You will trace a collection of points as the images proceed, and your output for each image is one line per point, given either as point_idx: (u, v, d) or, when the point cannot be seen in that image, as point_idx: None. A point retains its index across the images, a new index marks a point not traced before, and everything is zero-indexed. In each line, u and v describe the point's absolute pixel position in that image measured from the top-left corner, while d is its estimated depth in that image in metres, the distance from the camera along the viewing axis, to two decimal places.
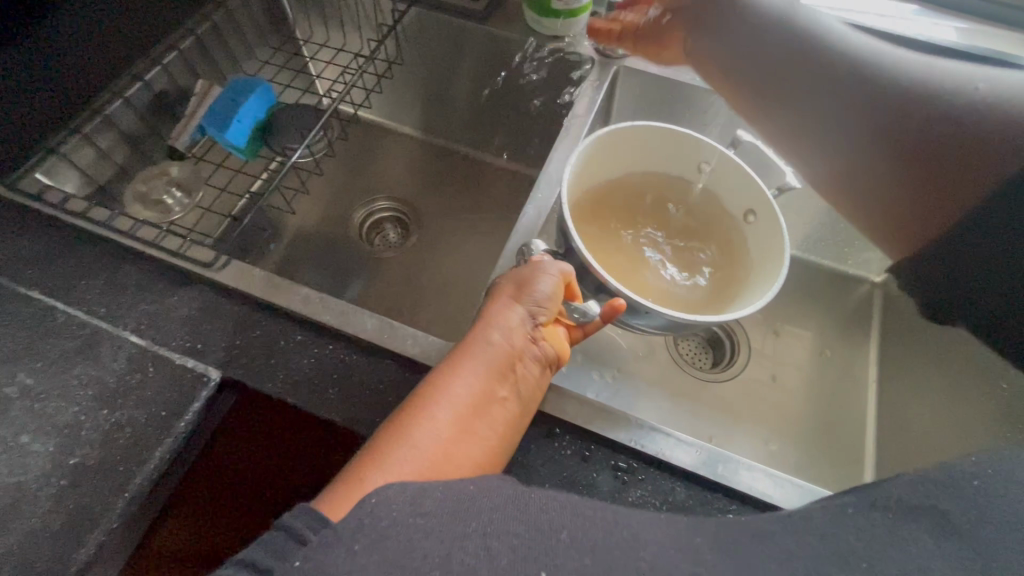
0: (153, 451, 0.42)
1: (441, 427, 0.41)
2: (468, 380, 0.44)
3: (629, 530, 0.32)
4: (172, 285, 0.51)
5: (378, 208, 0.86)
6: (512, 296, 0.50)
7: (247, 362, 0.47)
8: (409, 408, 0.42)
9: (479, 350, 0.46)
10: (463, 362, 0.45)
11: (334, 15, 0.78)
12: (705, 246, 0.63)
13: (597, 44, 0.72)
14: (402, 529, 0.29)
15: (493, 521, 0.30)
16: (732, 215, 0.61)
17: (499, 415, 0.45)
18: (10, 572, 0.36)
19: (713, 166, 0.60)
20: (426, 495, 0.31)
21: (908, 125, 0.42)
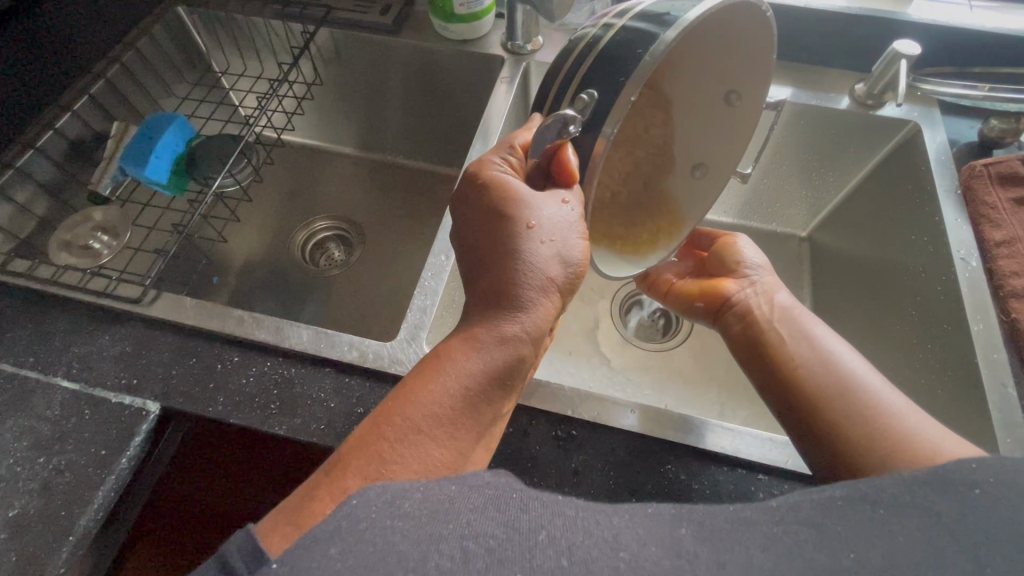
0: (96, 491, 0.43)
1: (433, 450, 0.34)
2: (480, 405, 0.37)
3: (608, 529, 0.26)
4: (103, 325, 0.52)
5: (319, 228, 0.87)
6: (547, 282, 0.40)
7: (185, 390, 0.48)
8: (405, 439, 0.34)
9: (501, 363, 0.38)
10: (482, 375, 0.37)
11: (246, 44, 0.78)
12: (662, 153, 0.55)
13: (507, 42, 0.74)
14: (380, 531, 0.24)
15: (472, 522, 0.25)
16: (699, 143, 0.55)
17: (497, 429, 0.40)
18: None
19: (735, 107, 0.53)
20: (403, 496, 0.25)
21: (792, 326, 0.50)
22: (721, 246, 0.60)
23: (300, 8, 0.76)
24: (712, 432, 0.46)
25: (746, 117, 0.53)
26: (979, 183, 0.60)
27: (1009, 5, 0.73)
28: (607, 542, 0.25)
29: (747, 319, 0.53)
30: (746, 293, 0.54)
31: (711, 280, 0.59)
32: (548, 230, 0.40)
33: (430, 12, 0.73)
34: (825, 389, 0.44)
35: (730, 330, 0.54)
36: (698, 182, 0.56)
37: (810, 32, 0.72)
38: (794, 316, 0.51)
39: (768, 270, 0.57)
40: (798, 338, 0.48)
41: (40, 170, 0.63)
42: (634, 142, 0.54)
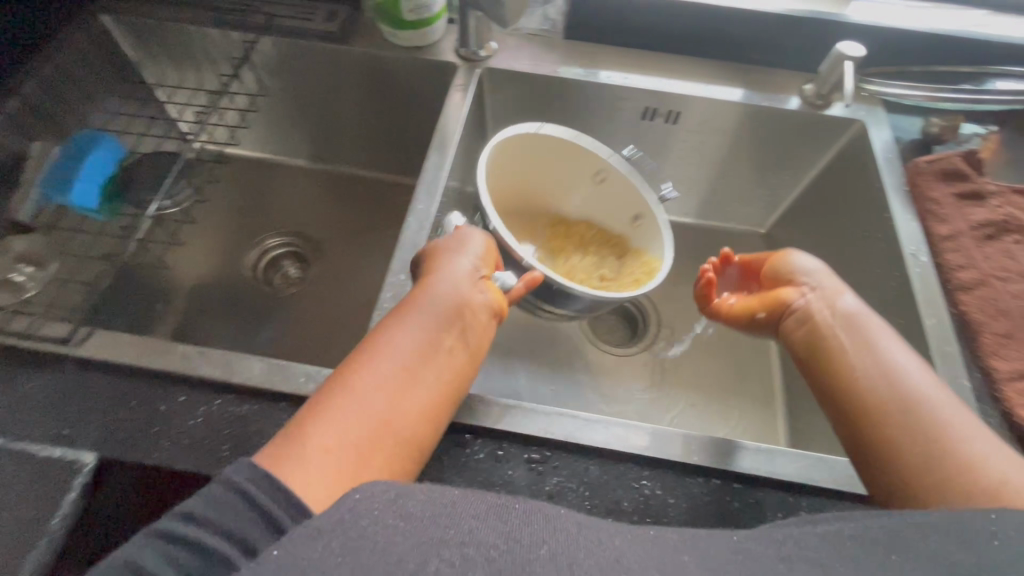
0: (25, 560, 0.39)
1: (376, 406, 0.40)
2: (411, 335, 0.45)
3: (595, 539, 0.28)
4: (27, 370, 0.47)
5: (271, 245, 0.83)
6: (454, 250, 0.51)
7: (125, 438, 0.44)
8: (351, 397, 0.40)
9: (427, 330, 0.45)
10: (409, 342, 0.44)
11: (181, 55, 0.74)
12: (607, 243, 0.72)
13: (459, 48, 0.72)
14: (380, 528, 0.26)
15: (472, 530, 0.27)
16: (620, 219, 0.70)
17: (446, 364, 0.45)
18: None
19: (606, 178, 0.69)
20: (405, 498, 0.29)
21: (859, 338, 0.49)
22: (776, 258, 0.60)
23: (239, 15, 0.72)
24: (685, 443, 0.45)
25: (620, 178, 0.68)
26: (923, 179, 0.62)
27: (941, 4, 0.76)
28: None
29: (807, 325, 0.53)
30: (810, 301, 0.54)
31: (769, 289, 0.59)
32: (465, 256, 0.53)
33: (377, 18, 0.70)
34: (903, 411, 0.43)
35: (791, 335, 0.54)
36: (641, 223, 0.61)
37: (759, 34, 0.74)
38: (858, 324, 0.50)
39: (827, 275, 0.56)
40: (861, 350, 0.48)
41: None
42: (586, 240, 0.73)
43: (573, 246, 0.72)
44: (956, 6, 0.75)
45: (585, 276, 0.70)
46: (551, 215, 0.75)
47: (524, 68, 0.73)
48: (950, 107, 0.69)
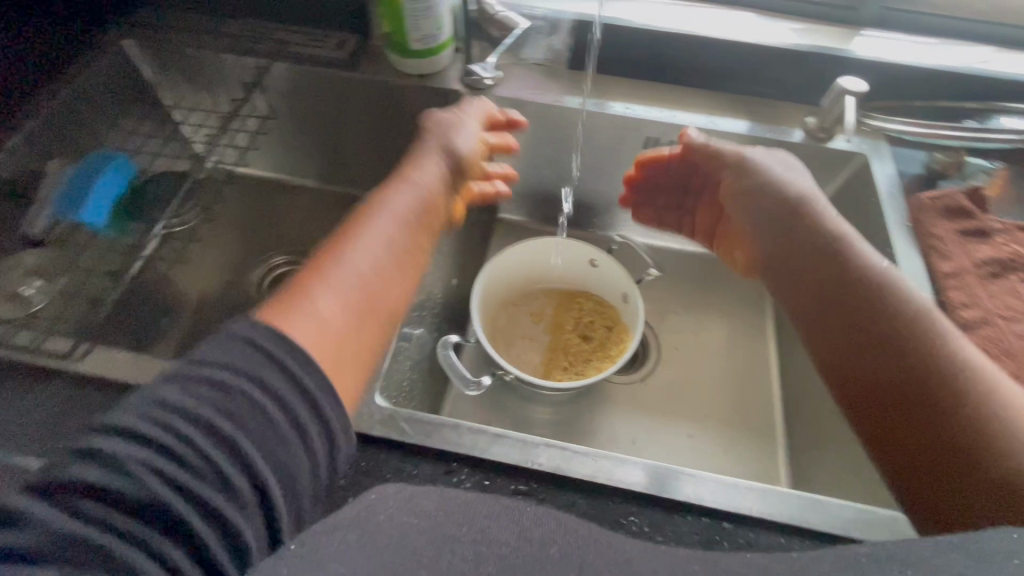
0: None
1: (354, 300, 0.44)
2: (395, 238, 0.51)
3: (621, 553, 0.31)
4: (26, 384, 0.48)
5: (274, 263, 0.82)
6: (434, 150, 0.61)
7: None
8: (358, 249, 0.47)
9: (415, 203, 0.55)
10: (403, 234, 0.52)
11: (197, 78, 0.76)
12: (609, 317, 0.77)
13: (465, 76, 0.74)
14: (395, 525, 0.31)
15: (486, 527, 0.31)
16: (616, 296, 0.76)
17: (411, 262, 0.51)
18: None
19: (599, 265, 0.76)
20: (423, 500, 0.33)
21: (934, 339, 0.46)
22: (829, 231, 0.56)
23: (252, 42, 0.75)
24: (677, 481, 0.45)
25: (611, 269, 0.75)
26: (926, 214, 0.61)
27: (949, 40, 0.76)
28: None
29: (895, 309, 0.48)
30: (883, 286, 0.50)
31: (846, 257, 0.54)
32: (465, 134, 0.64)
33: (386, 45, 0.73)
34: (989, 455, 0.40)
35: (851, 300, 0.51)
36: (623, 314, 0.75)
37: (763, 67, 0.74)
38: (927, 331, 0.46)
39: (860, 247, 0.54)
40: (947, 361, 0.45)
41: None
42: (589, 314, 0.78)
43: (576, 323, 0.78)
44: (966, 42, 0.75)
45: (583, 352, 0.75)
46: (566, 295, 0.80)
47: (528, 97, 0.74)
48: (954, 144, 0.69)
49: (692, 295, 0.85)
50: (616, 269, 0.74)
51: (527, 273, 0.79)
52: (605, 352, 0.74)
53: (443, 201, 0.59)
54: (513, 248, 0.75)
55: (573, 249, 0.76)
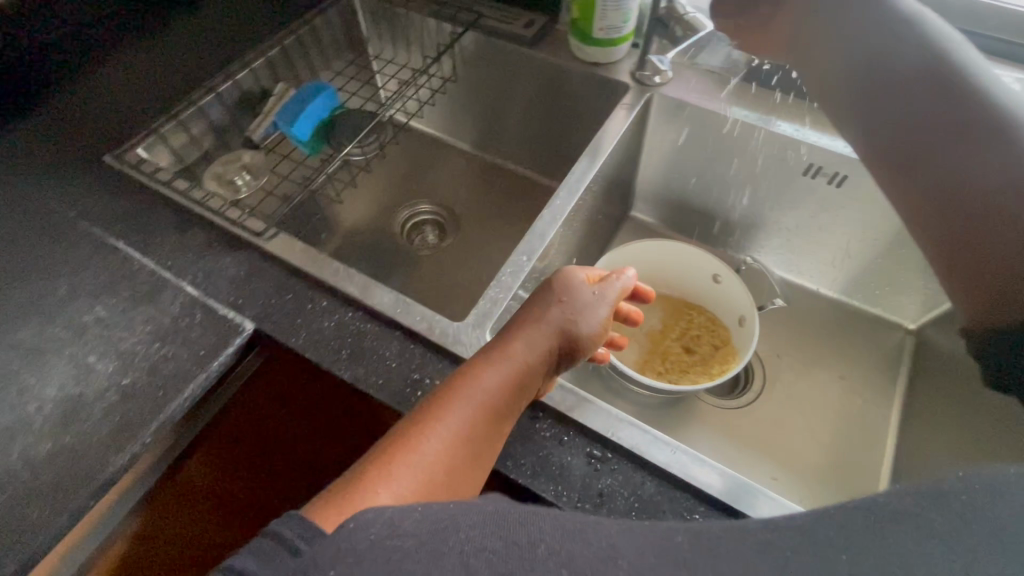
0: (187, 384, 0.50)
1: (423, 477, 0.37)
2: (475, 433, 0.41)
3: (605, 538, 0.28)
4: (229, 248, 0.60)
5: (420, 212, 0.94)
6: (553, 322, 0.47)
7: (277, 319, 0.55)
8: (427, 435, 0.39)
9: (510, 378, 0.43)
10: (493, 391, 0.42)
11: (401, 35, 0.87)
12: (719, 335, 0.75)
13: (636, 71, 0.76)
14: (379, 552, 0.26)
15: (472, 539, 0.27)
16: (733, 316, 0.74)
17: (492, 438, 0.42)
18: (65, 460, 0.46)
19: (724, 282, 0.74)
20: (403, 517, 0.28)
21: None
22: None
23: (454, 10, 0.83)
24: (751, 495, 0.44)
25: (735, 288, 0.73)
26: None
27: None
28: (603, 556, 0.26)
29: None
30: None
31: None
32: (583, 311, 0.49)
33: (570, 32, 0.77)
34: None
35: None
36: (736, 337, 0.73)
37: None
38: None
39: None
40: None
41: (214, 111, 0.75)
42: (699, 328, 0.77)
43: (682, 332, 0.77)
44: None
45: (682, 361, 0.74)
46: (680, 303, 0.80)
47: (694, 100, 0.74)
48: None
49: (815, 340, 0.81)
50: (741, 290, 0.72)
51: (649, 272, 0.78)
52: (707, 368, 0.73)
53: (540, 385, 0.47)
54: (642, 244, 0.75)
55: (702, 260, 0.74)
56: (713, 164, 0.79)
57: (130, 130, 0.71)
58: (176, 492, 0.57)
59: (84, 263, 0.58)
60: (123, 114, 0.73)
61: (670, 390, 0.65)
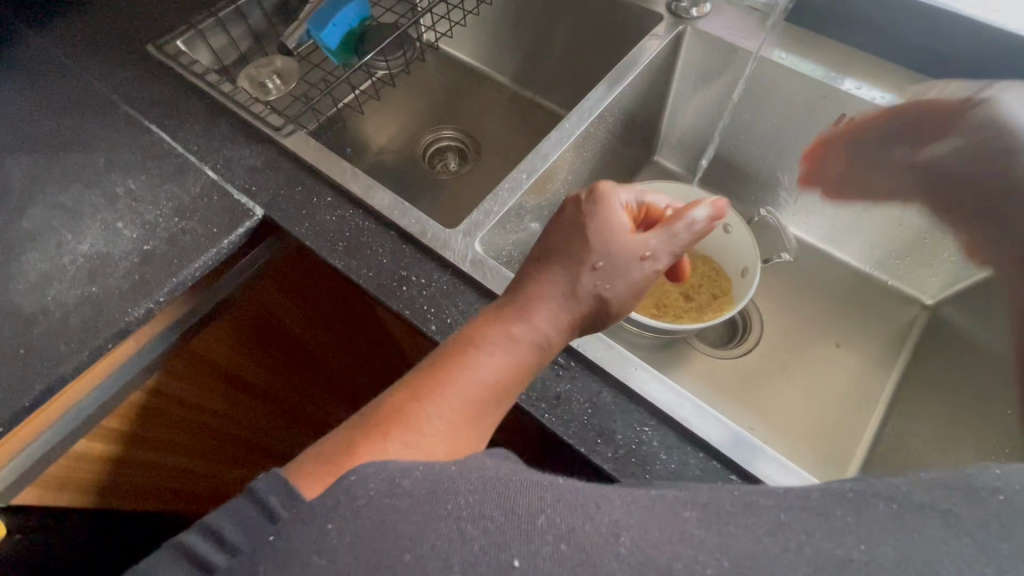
0: (198, 257, 0.55)
1: (420, 445, 0.36)
2: (480, 398, 0.39)
3: (608, 515, 0.27)
4: (250, 140, 0.64)
5: (443, 138, 0.95)
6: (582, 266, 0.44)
7: (284, 209, 0.58)
8: (427, 402, 0.38)
9: (521, 351, 0.42)
10: (500, 364, 0.41)
11: None
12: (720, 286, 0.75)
13: (673, 3, 0.74)
14: (376, 509, 0.27)
15: (468, 504, 0.27)
16: (737, 267, 0.73)
17: (498, 403, 0.41)
18: (90, 306, 0.52)
19: (732, 233, 0.73)
20: (403, 475, 0.28)
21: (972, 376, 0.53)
22: None
23: None
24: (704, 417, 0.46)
25: (743, 240, 0.71)
26: None
27: None
28: (608, 527, 0.26)
29: None
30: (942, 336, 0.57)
31: None
32: (617, 260, 0.45)
33: None
34: None
35: None
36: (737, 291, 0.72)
37: None
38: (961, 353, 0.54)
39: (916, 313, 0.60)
40: None
41: (252, 15, 0.77)
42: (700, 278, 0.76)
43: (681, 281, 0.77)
44: None
45: (677, 308, 0.75)
46: None
47: (729, 38, 0.71)
48: None
49: (818, 303, 0.80)
50: (748, 241, 0.71)
51: None
52: (700, 315, 0.73)
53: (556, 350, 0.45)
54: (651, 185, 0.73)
55: None
56: (744, 112, 0.76)
57: (172, 24, 0.74)
58: (193, 355, 0.63)
59: (119, 141, 0.63)
60: (168, 9, 0.76)
61: (657, 328, 0.66)
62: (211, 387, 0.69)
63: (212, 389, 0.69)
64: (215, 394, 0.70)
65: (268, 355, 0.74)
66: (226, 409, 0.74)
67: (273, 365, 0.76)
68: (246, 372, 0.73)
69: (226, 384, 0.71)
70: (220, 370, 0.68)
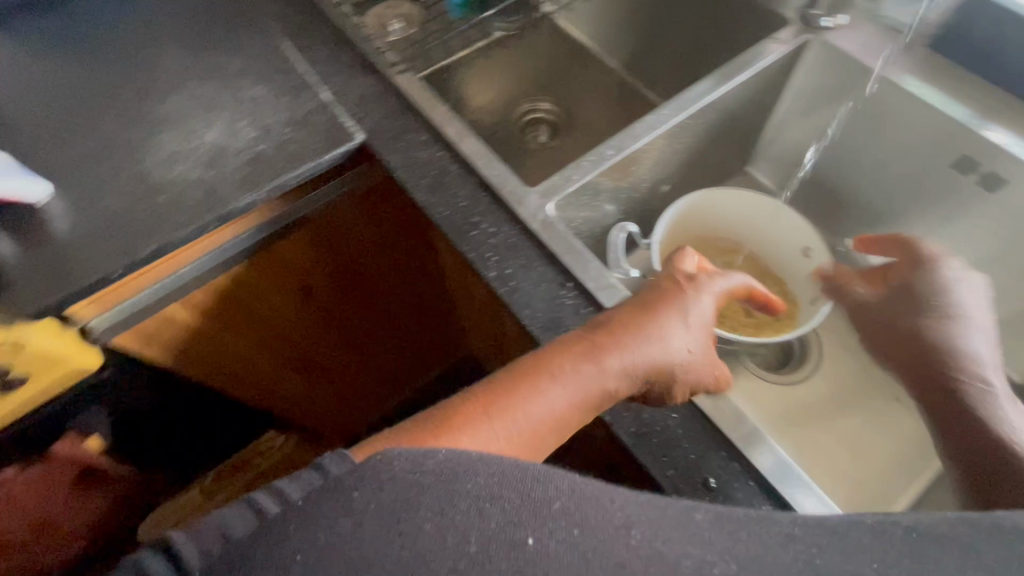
0: (300, 165, 0.61)
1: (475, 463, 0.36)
2: (540, 431, 0.39)
3: (622, 516, 0.28)
4: (364, 71, 0.68)
5: (541, 109, 0.98)
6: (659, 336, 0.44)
7: (382, 139, 0.63)
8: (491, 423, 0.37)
9: (591, 391, 0.41)
10: (569, 400, 0.40)
11: None
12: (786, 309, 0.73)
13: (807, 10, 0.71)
14: (398, 484, 0.28)
15: (488, 485, 0.28)
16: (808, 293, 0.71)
17: (554, 440, 0.40)
18: (204, 189, 0.59)
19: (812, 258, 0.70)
20: (426, 454, 0.29)
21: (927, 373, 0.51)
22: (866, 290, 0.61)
23: None
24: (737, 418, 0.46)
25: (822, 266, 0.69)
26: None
27: None
28: (619, 521, 0.28)
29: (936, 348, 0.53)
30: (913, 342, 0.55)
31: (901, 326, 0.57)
32: (699, 363, 0.45)
33: None
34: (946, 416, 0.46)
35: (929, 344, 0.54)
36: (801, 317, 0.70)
37: None
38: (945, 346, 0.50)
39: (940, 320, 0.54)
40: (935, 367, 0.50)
41: None
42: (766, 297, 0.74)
43: None
44: None
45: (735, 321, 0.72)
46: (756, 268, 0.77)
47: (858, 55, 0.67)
48: None
49: None
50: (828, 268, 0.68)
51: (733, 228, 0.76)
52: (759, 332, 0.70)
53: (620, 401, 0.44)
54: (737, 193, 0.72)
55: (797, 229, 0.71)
56: (856, 137, 0.73)
57: None
58: (282, 253, 0.71)
59: (253, 53, 0.70)
60: None
61: None
62: (286, 287, 0.77)
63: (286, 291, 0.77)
64: (287, 295, 0.78)
65: (338, 272, 0.81)
66: (294, 312, 0.82)
67: (341, 282, 0.84)
68: (316, 283, 0.80)
69: (298, 289, 0.79)
70: (297, 274, 0.76)
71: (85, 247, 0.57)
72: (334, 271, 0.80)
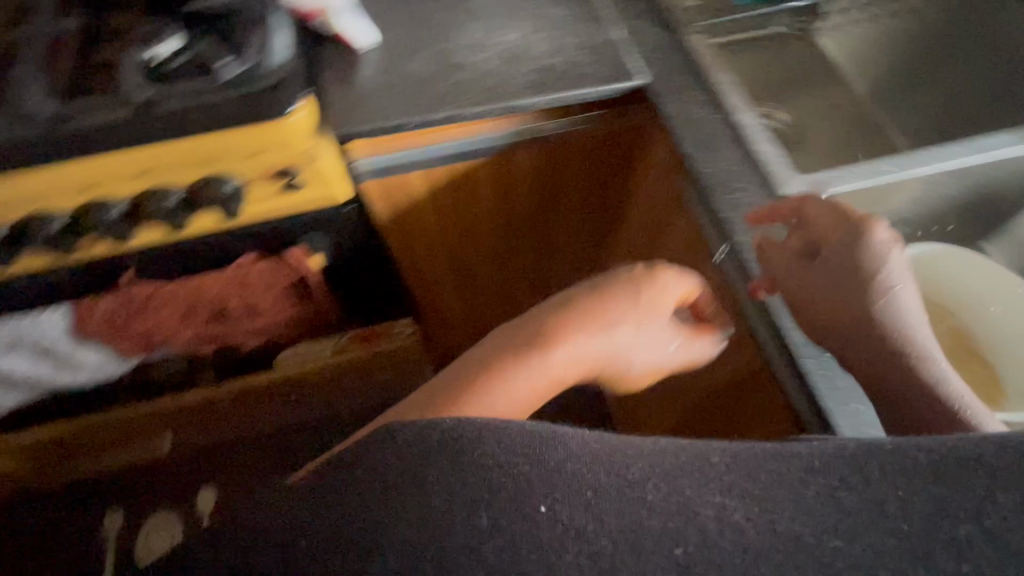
0: (583, 88, 0.66)
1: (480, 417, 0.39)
2: (534, 391, 0.41)
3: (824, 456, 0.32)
4: (657, 22, 0.72)
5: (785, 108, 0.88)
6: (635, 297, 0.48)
7: (661, 86, 0.66)
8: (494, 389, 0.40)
9: (581, 358, 0.44)
10: (577, 367, 0.44)
11: None
12: None
13: None
14: (394, 456, 0.29)
15: (502, 462, 0.29)
16: None
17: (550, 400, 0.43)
18: (497, 81, 0.66)
19: None
20: (432, 427, 0.30)
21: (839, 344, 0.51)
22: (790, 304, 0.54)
23: None
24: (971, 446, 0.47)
25: None
26: None
27: None
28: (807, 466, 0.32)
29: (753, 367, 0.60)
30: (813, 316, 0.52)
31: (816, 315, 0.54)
32: (674, 357, 0.52)
33: None
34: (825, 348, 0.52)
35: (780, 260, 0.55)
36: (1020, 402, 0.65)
37: None
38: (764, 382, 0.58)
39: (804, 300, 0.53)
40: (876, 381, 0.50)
41: None
42: None
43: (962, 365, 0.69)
44: None
45: None
46: None
47: None
48: None
49: None
50: None
51: None
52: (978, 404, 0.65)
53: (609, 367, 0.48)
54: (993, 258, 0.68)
55: None
56: None
57: None
58: (516, 161, 0.77)
59: None
60: None
61: None
62: (497, 197, 0.83)
63: (492, 200, 0.83)
64: (492, 205, 0.84)
65: (538, 202, 0.86)
66: (487, 223, 0.88)
67: (535, 212, 0.88)
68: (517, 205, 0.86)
69: (502, 203, 0.84)
70: (510, 188, 0.82)
71: (393, 94, 0.66)
72: (536, 199, 0.85)
